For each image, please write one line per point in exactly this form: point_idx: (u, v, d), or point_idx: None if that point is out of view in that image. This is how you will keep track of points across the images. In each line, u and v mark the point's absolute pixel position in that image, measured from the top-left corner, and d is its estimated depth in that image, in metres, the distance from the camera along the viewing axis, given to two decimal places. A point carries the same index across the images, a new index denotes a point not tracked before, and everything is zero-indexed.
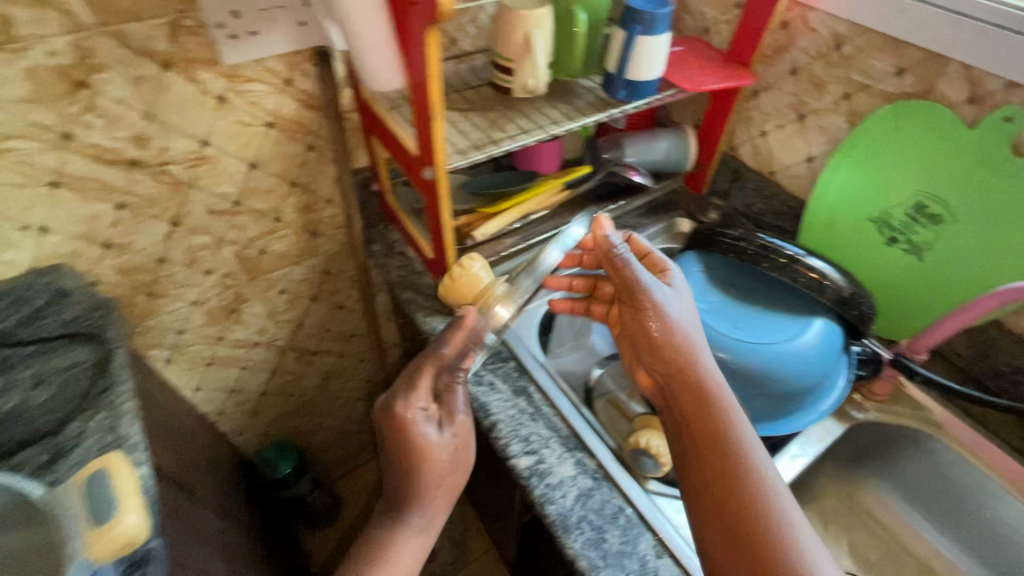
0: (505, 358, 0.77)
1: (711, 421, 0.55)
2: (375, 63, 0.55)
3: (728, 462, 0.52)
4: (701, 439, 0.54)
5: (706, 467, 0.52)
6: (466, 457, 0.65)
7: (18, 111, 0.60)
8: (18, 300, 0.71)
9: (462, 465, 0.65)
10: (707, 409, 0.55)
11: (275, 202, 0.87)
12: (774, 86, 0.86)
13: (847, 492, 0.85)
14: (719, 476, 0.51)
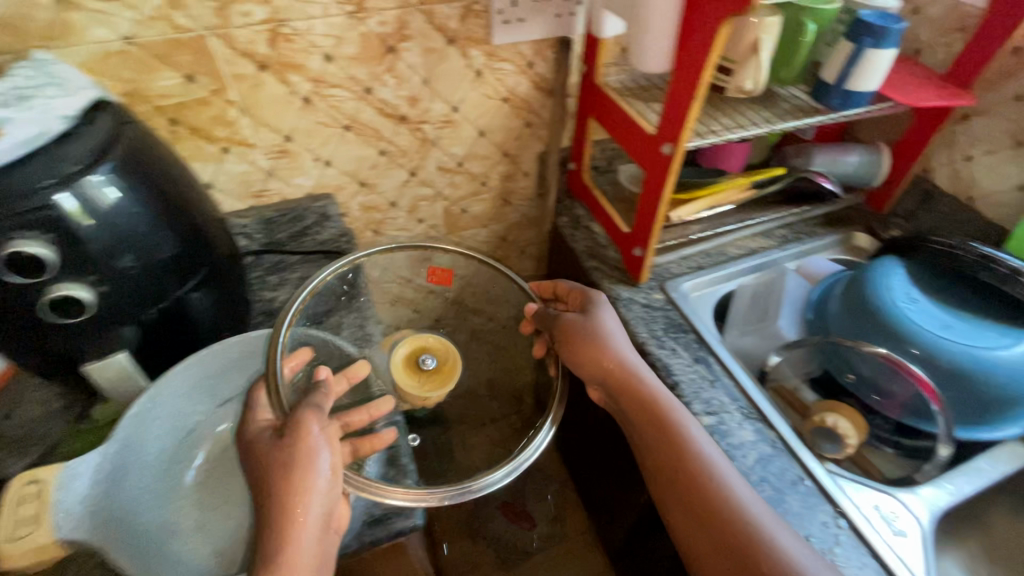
0: (685, 330, 0.83)
1: (671, 436, 0.65)
2: (651, 48, 0.64)
3: (694, 470, 0.62)
4: (668, 453, 0.64)
5: (681, 480, 0.62)
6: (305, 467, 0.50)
7: (345, 66, 0.77)
8: (297, 218, 0.90)
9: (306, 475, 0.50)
10: (666, 429, 0.65)
11: (487, 168, 1.00)
12: (991, 111, 0.86)
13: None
14: (692, 484, 0.61)
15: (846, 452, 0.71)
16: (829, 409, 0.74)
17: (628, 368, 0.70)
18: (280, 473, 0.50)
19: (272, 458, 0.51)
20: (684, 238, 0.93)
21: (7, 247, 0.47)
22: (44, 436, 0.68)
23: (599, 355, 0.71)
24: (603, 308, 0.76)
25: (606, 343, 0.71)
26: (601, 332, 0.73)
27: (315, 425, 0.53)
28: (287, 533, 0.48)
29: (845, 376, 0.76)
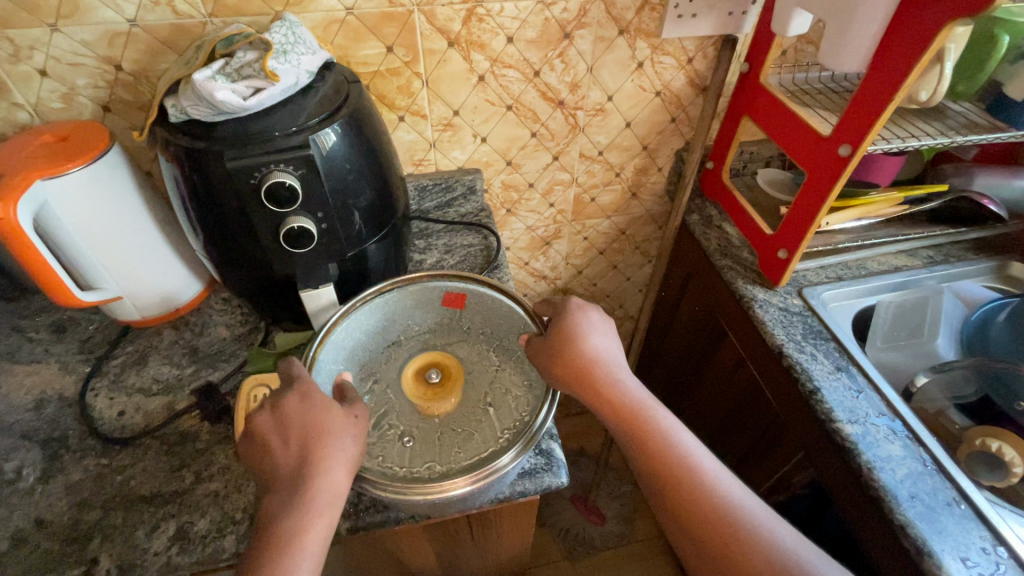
0: (825, 337, 0.82)
1: (668, 461, 0.58)
2: (854, 48, 0.65)
3: (702, 501, 0.56)
4: (665, 481, 0.57)
5: (684, 514, 0.56)
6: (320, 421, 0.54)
7: (523, 49, 0.82)
8: (447, 188, 0.96)
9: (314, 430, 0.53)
10: (662, 453, 0.58)
11: (625, 159, 1.03)
12: None
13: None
14: (703, 517, 0.55)
15: (1012, 478, 0.67)
16: (989, 434, 0.70)
17: (607, 379, 0.62)
18: (308, 470, 0.52)
19: (302, 452, 0.53)
20: (830, 245, 0.92)
21: (270, 178, 0.55)
22: (231, 354, 0.77)
23: (575, 368, 0.61)
24: (573, 309, 0.67)
25: (583, 350, 0.63)
26: (575, 336, 0.64)
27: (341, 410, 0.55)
28: (309, 485, 0.51)
29: (1015, 403, 0.73)
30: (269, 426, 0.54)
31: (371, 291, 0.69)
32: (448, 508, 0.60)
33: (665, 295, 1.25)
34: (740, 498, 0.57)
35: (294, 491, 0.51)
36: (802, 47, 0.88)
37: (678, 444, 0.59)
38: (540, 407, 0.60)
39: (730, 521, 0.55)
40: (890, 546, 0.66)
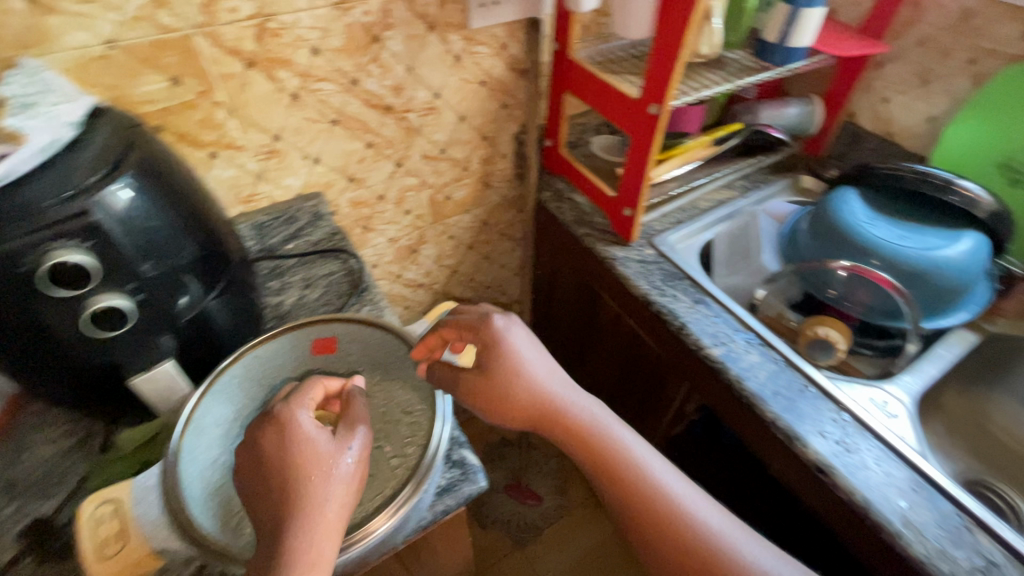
0: (679, 277, 0.91)
1: (620, 473, 0.60)
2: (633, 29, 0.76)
3: (649, 501, 0.59)
4: (618, 492, 0.60)
5: (646, 531, 0.58)
6: (307, 454, 0.49)
7: (332, 58, 0.77)
8: (290, 219, 0.89)
9: (303, 468, 0.48)
10: (614, 466, 0.61)
11: (468, 152, 1.04)
12: (899, 57, 1.01)
13: (987, 413, 0.93)
14: (662, 531, 0.57)
15: (838, 355, 0.81)
16: (820, 321, 0.83)
17: (547, 403, 0.65)
18: (291, 537, 0.46)
19: (285, 505, 0.47)
20: (665, 195, 1.02)
21: (50, 258, 0.45)
22: (64, 474, 0.63)
23: (515, 405, 0.64)
24: (505, 334, 0.67)
25: (519, 379, 0.65)
26: (510, 362, 0.66)
27: (327, 442, 0.50)
28: (297, 531, 0.46)
29: (826, 292, 0.86)
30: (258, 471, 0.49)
31: (228, 361, 0.60)
32: (371, 554, 0.56)
33: (541, 273, 1.29)
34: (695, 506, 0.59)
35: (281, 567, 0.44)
36: (599, 20, 0.95)
37: (627, 455, 0.62)
38: (431, 425, 0.58)
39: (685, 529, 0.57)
40: (770, 443, 0.75)
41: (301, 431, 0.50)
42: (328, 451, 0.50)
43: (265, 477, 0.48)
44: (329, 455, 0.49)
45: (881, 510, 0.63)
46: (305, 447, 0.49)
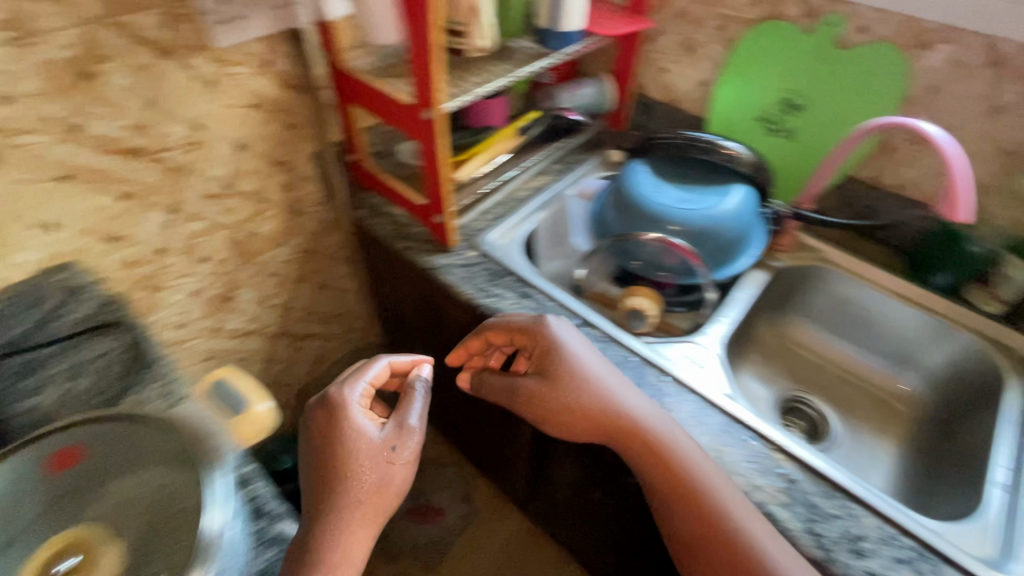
0: (503, 274, 0.91)
1: (677, 476, 0.64)
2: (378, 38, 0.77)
3: (703, 501, 0.62)
4: (669, 488, 0.64)
5: (677, 507, 0.63)
6: (359, 441, 0.64)
7: (32, 104, 0.64)
8: (31, 301, 0.72)
9: (353, 456, 0.63)
10: (674, 470, 0.64)
11: (261, 183, 0.94)
12: (665, 30, 1.09)
13: (794, 337, 1.05)
14: (693, 509, 0.62)
15: (652, 322, 0.85)
16: (634, 292, 0.87)
17: (611, 406, 0.69)
18: (335, 501, 0.60)
19: (327, 474, 0.62)
20: (480, 192, 1.01)
21: None
22: None
23: (565, 417, 0.70)
24: (561, 338, 0.74)
25: (574, 384, 0.71)
26: (566, 368, 0.72)
27: (369, 437, 0.64)
28: (340, 493, 0.61)
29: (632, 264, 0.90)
30: (312, 445, 0.65)
31: None
32: None
33: (383, 291, 1.22)
34: (725, 487, 0.63)
35: (324, 523, 0.59)
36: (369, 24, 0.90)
37: (687, 462, 0.64)
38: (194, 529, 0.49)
39: (712, 506, 0.62)
40: None
41: (358, 424, 0.65)
42: (374, 447, 0.64)
43: (331, 452, 0.63)
44: (377, 443, 0.64)
45: None
46: (364, 438, 0.64)
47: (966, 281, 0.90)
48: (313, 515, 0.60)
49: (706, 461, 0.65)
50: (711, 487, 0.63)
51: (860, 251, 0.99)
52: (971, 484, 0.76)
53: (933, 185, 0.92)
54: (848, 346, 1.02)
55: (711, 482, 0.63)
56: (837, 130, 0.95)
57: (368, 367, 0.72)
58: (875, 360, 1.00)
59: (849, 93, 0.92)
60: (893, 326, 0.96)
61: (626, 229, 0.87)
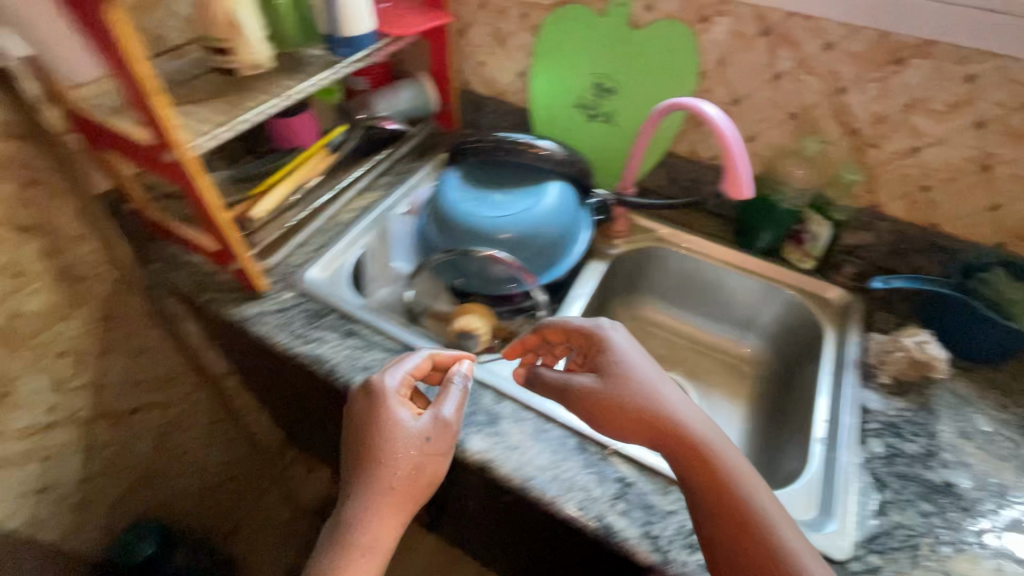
0: (325, 313, 0.83)
1: (726, 484, 0.57)
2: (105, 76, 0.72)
3: (749, 513, 0.55)
4: (715, 496, 0.57)
5: (717, 516, 0.56)
6: (398, 430, 0.64)
7: None
8: None
9: (390, 457, 0.62)
10: (724, 479, 0.58)
11: (10, 254, 0.77)
12: (472, 22, 1.03)
13: (644, 316, 1.06)
14: (737, 526, 0.55)
15: (485, 342, 0.80)
16: (466, 311, 0.81)
17: (659, 408, 0.62)
18: (370, 492, 0.61)
19: (367, 461, 0.62)
20: (290, 224, 0.91)
21: None
22: None
23: (619, 413, 0.63)
24: (618, 343, 0.69)
25: (633, 382, 0.65)
26: (626, 369, 0.66)
27: (416, 429, 0.64)
28: (378, 485, 0.61)
29: (457, 281, 0.84)
30: (361, 426, 0.64)
31: None
32: None
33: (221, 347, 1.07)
34: (776, 508, 0.56)
35: (354, 512, 0.61)
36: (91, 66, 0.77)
37: (741, 478, 0.58)
38: None
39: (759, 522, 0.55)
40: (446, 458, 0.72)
41: (396, 416, 0.64)
42: (422, 434, 0.64)
43: (361, 441, 0.64)
44: (409, 438, 0.64)
45: (536, 484, 0.65)
46: (400, 426, 0.64)
47: (780, 242, 0.94)
48: (347, 503, 0.62)
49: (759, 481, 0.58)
50: (759, 509, 0.56)
51: (690, 224, 1.01)
52: (799, 438, 0.79)
53: None
54: (693, 318, 1.05)
55: (761, 504, 0.56)
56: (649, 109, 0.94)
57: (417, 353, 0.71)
58: (718, 327, 1.03)
59: (652, 72, 0.91)
60: (729, 292, 0.99)
61: (444, 246, 0.82)
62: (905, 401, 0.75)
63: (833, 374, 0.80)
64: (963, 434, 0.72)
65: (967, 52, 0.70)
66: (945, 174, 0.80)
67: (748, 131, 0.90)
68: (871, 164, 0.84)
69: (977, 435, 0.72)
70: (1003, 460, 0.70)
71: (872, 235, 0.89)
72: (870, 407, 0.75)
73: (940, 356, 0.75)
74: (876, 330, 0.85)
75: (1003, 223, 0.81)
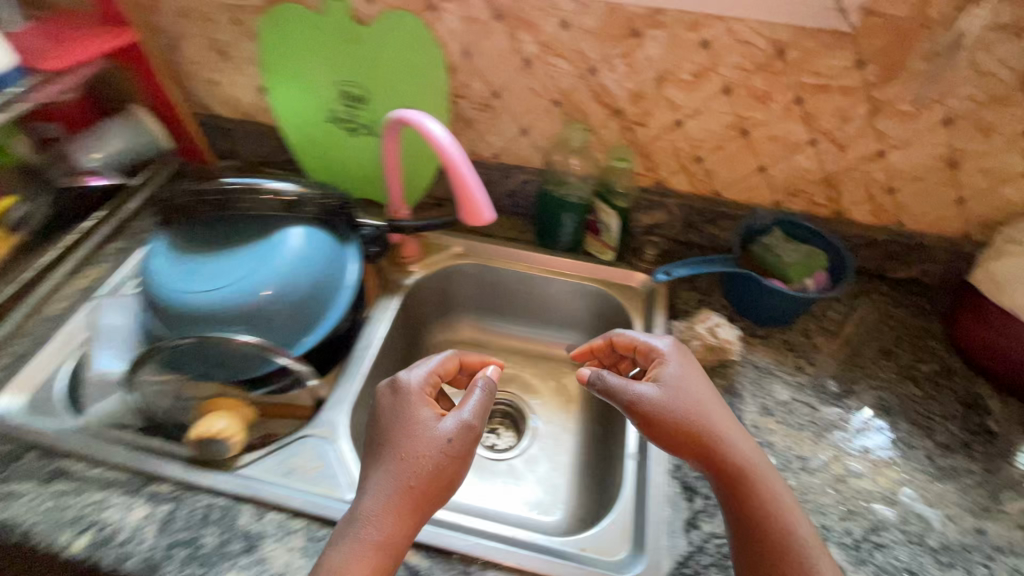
0: (20, 454, 0.63)
1: (766, 515, 0.55)
2: None
3: (788, 546, 0.53)
4: (755, 521, 0.55)
5: (752, 538, 0.54)
6: (453, 442, 0.57)
7: None
8: None
9: (452, 452, 0.57)
10: (765, 506, 0.56)
11: None
12: (180, 35, 0.83)
13: (471, 334, 0.97)
14: (772, 556, 0.53)
15: (239, 443, 0.64)
16: (212, 408, 0.65)
17: (708, 431, 0.60)
18: (378, 490, 0.54)
19: (389, 446, 0.57)
20: None
21: None
22: None
23: (672, 427, 0.60)
24: (670, 363, 0.66)
25: (690, 400, 0.62)
26: (690, 384, 0.63)
27: (456, 419, 0.59)
28: (390, 482, 0.55)
29: (197, 372, 0.66)
30: (389, 411, 0.60)
31: None
32: None
33: None
34: (815, 542, 0.54)
35: (370, 504, 0.54)
36: None
37: (782, 511, 0.55)
38: None
39: (795, 552, 0.53)
40: None
41: (419, 413, 0.59)
42: (450, 434, 0.58)
43: (380, 436, 0.59)
44: (447, 429, 0.58)
45: None
46: (407, 422, 0.59)
47: (580, 237, 0.88)
48: (361, 493, 0.55)
49: (799, 511, 0.56)
50: (801, 543, 0.54)
51: (490, 231, 0.93)
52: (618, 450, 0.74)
53: (520, 148, 0.85)
54: (519, 326, 0.97)
55: (801, 537, 0.54)
56: None
57: (443, 355, 0.68)
58: (547, 331, 0.96)
59: (398, 72, 0.78)
60: (543, 296, 0.92)
61: (161, 336, 0.65)
62: None
63: None
64: (766, 411, 0.71)
65: (693, 17, 0.64)
66: (710, 144, 0.77)
67: (518, 124, 0.82)
68: (642, 142, 0.79)
69: (777, 408, 0.71)
70: (800, 430, 0.69)
71: (665, 213, 0.86)
72: None
73: (736, 337, 0.73)
74: (678, 315, 0.81)
75: (773, 182, 0.79)
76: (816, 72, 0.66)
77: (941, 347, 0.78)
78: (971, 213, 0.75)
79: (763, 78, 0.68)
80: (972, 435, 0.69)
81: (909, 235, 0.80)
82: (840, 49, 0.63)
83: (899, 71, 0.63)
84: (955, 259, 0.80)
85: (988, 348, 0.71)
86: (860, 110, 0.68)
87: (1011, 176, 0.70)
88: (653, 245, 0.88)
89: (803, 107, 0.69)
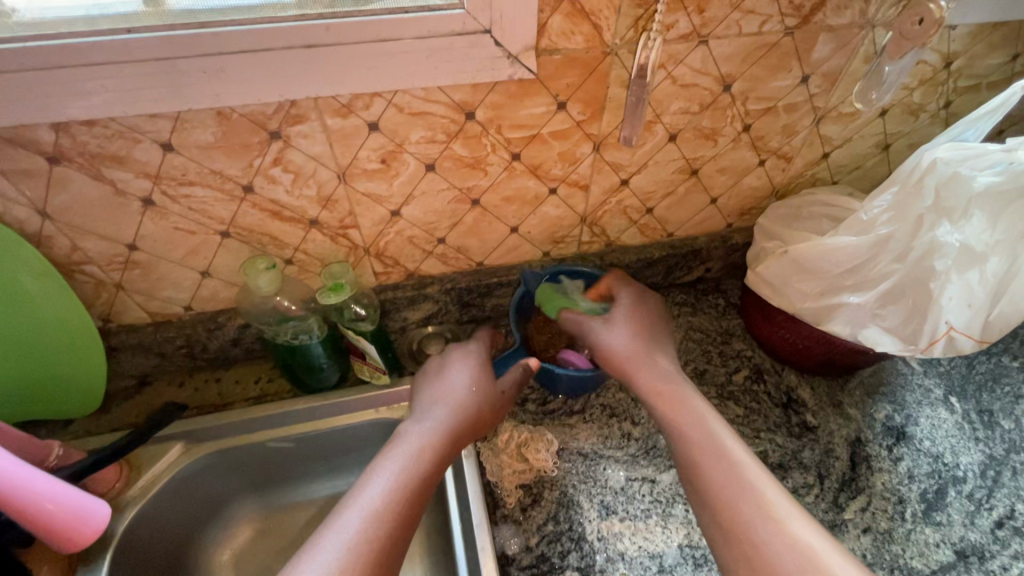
0: None
1: (701, 439, 0.53)
2: None
3: (724, 464, 0.51)
4: (693, 445, 0.53)
5: (686, 459, 0.53)
6: (500, 397, 0.60)
7: None
8: None
9: (494, 406, 0.59)
10: (700, 430, 0.54)
11: None
12: None
13: (258, 524, 0.72)
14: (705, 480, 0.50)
15: None
16: None
17: (644, 368, 0.60)
18: (407, 438, 0.55)
19: (434, 400, 0.59)
20: None
21: None
22: None
23: (616, 363, 0.62)
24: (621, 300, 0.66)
25: (635, 337, 0.63)
26: (644, 318, 0.65)
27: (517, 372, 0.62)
28: (434, 426, 0.56)
29: None
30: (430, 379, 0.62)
31: None
32: None
33: None
34: (750, 466, 0.50)
35: (403, 445, 0.54)
36: None
37: (716, 436, 0.53)
38: None
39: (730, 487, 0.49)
40: None
41: (475, 364, 0.62)
42: (503, 385, 0.61)
43: (431, 380, 0.61)
44: (500, 386, 0.61)
45: None
46: (465, 366, 0.61)
47: (348, 363, 0.70)
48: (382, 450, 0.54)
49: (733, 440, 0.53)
50: (735, 463, 0.51)
51: (223, 395, 0.70)
52: None
53: (211, 293, 0.62)
54: (320, 485, 0.74)
55: (732, 457, 0.51)
56: (17, 300, 0.53)
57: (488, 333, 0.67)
58: (353, 477, 0.74)
59: None
60: (330, 443, 0.70)
61: None
62: (540, 511, 0.60)
63: (461, 522, 0.60)
64: (605, 510, 0.60)
65: (340, 101, 0.47)
66: (443, 223, 0.62)
67: (189, 270, 0.59)
68: (364, 243, 0.61)
69: (617, 499, 0.61)
70: (647, 519, 0.60)
71: (432, 302, 0.70)
72: (508, 553, 0.57)
73: (547, 448, 0.63)
74: None
75: (532, 237, 0.67)
76: (519, 125, 0.53)
77: (746, 346, 0.75)
78: (728, 208, 0.71)
79: (465, 144, 0.54)
80: (797, 441, 0.66)
81: (682, 242, 0.74)
82: (532, 95, 0.51)
83: (604, 103, 0.53)
84: (729, 251, 0.76)
85: (784, 342, 0.69)
86: (584, 149, 0.57)
87: (748, 167, 0.66)
88: (435, 339, 0.72)
89: (525, 161, 0.57)
